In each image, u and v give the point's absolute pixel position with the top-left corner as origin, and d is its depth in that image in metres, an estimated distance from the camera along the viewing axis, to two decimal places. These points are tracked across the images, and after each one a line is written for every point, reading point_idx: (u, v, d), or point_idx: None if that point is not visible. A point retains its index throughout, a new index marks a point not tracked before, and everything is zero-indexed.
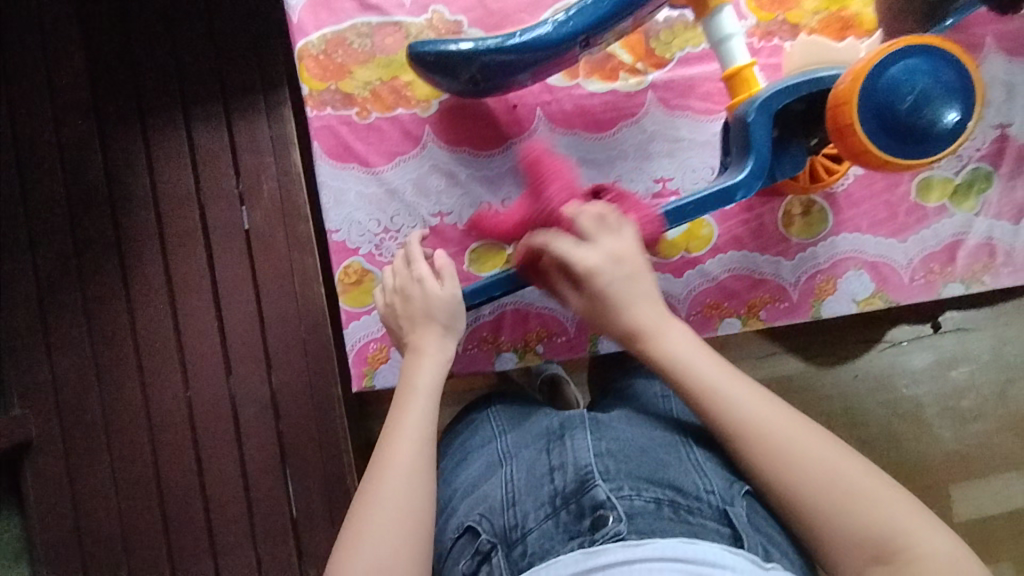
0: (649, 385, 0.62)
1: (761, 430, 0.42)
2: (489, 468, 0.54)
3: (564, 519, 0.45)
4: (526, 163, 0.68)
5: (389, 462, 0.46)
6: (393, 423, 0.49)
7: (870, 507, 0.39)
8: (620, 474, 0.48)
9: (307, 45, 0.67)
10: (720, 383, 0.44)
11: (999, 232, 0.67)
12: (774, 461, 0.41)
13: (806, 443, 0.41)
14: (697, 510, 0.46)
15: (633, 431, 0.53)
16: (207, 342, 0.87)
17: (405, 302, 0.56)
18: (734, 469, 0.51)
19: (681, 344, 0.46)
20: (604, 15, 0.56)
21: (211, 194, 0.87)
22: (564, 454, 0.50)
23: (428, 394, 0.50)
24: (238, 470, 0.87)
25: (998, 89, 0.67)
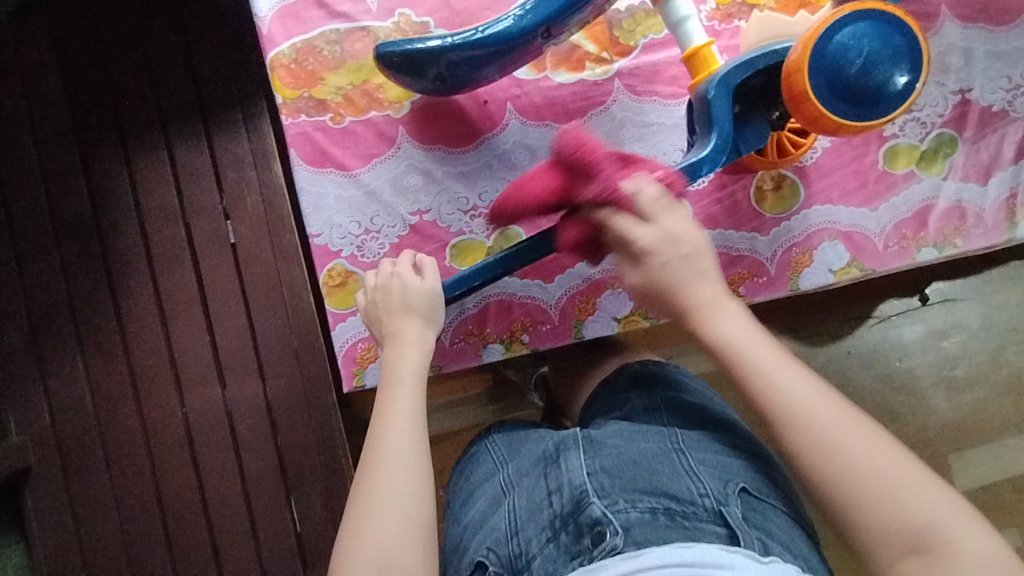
0: (639, 397, 0.58)
1: (796, 409, 0.43)
2: (493, 501, 0.53)
3: (564, 540, 0.46)
4: (500, 157, 0.69)
5: (381, 451, 0.47)
6: (380, 412, 0.49)
7: (911, 498, 0.40)
8: (614, 488, 0.48)
9: (278, 54, 0.68)
10: (765, 365, 0.45)
11: (968, 195, 0.68)
12: (814, 444, 0.42)
13: (842, 430, 0.42)
14: (692, 514, 0.46)
15: (624, 443, 0.51)
16: (200, 356, 0.88)
17: (383, 296, 0.57)
18: (730, 468, 0.50)
19: (731, 326, 0.47)
20: (562, 6, 0.58)
21: (197, 210, 0.88)
22: (559, 476, 0.50)
23: (413, 385, 0.51)
24: (238, 481, 0.88)
25: (956, 55, 0.69)
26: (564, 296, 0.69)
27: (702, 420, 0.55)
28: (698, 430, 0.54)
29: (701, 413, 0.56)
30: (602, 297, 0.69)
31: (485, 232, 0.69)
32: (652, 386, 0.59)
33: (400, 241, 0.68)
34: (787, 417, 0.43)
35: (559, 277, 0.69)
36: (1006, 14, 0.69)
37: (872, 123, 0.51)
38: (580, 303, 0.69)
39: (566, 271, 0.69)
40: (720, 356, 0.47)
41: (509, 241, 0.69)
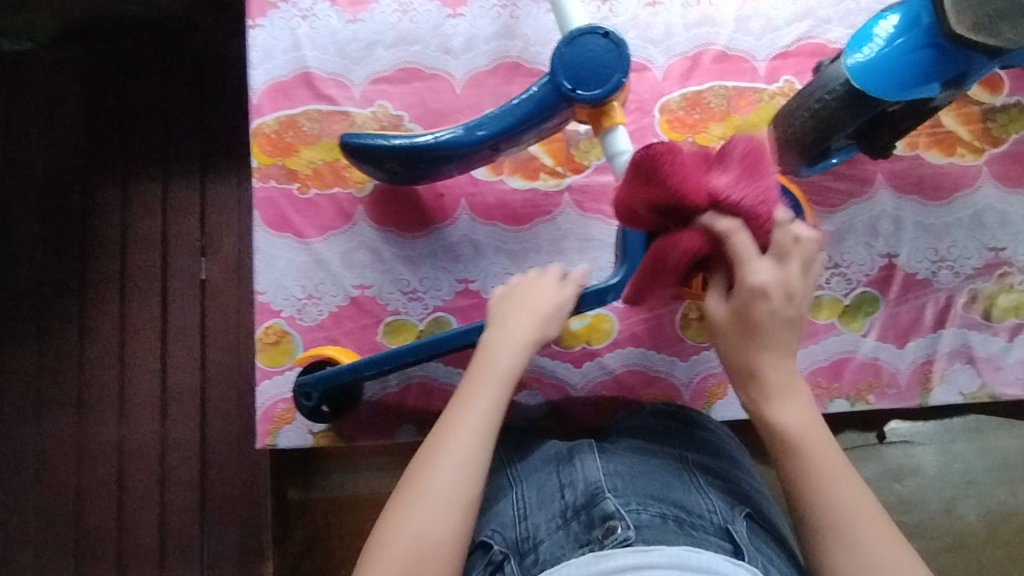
0: (654, 418, 0.65)
1: (841, 520, 0.49)
2: (500, 489, 0.60)
3: (574, 529, 0.53)
4: (446, 247, 0.73)
5: (445, 440, 0.51)
6: (459, 402, 0.53)
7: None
8: (627, 490, 0.55)
9: (262, 124, 0.75)
10: (826, 467, 0.51)
11: (885, 354, 0.71)
12: (851, 556, 0.47)
13: (854, 510, 0.49)
14: (700, 525, 0.53)
15: (638, 457, 0.60)
16: (147, 385, 0.98)
17: (505, 296, 0.62)
18: (732, 496, 0.58)
19: (800, 423, 0.53)
20: (511, 126, 0.62)
21: (177, 245, 1.00)
22: (573, 473, 0.58)
23: (501, 382, 0.54)
24: (156, 501, 0.96)
25: (888, 221, 0.73)
26: None
27: (705, 448, 0.63)
28: (705, 459, 0.62)
29: (711, 447, 0.63)
30: (519, 395, 0.71)
31: (419, 315, 0.72)
32: (668, 416, 0.66)
33: (339, 311, 0.72)
34: (834, 525, 0.49)
35: None
36: (939, 190, 0.73)
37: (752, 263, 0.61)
38: None
39: None
40: (786, 443, 0.52)
41: (440, 327, 0.72)
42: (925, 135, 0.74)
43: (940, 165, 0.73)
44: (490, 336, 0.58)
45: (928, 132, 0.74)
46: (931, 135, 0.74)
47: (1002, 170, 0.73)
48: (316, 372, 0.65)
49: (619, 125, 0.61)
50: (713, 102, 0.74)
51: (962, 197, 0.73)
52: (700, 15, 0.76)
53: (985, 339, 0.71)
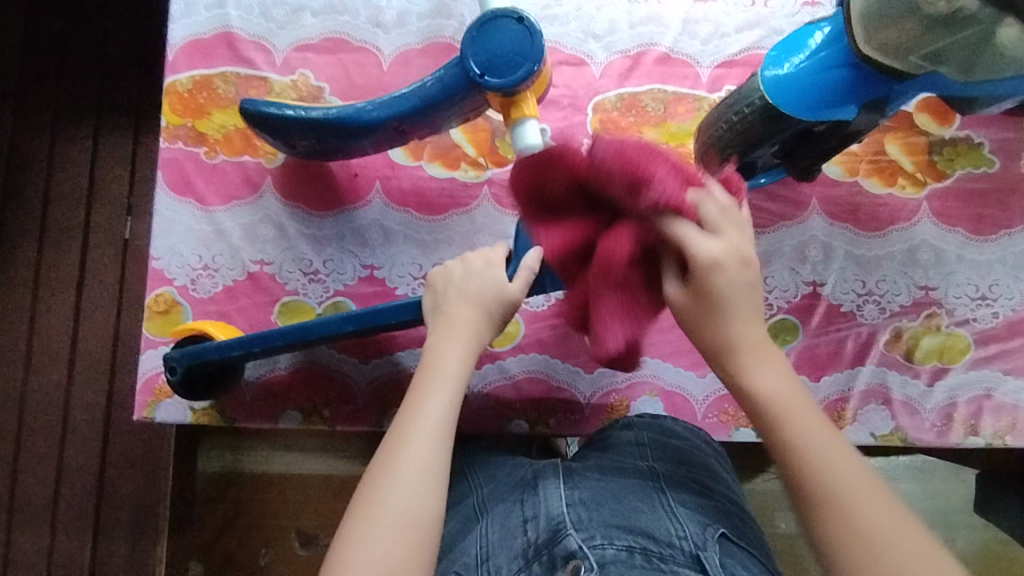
0: (627, 433, 0.61)
1: (836, 493, 0.42)
2: (466, 523, 0.55)
3: (536, 571, 0.48)
4: (355, 230, 0.70)
5: (399, 451, 0.45)
6: (409, 407, 0.47)
7: (883, 516, 0.41)
8: (592, 522, 0.49)
9: (175, 82, 0.71)
10: (811, 428, 0.44)
11: (798, 386, 0.67)
12: (845, 529, 0.41)
13: (830, 448, 0.43)
14: (669, 557, 0.47)
15: (605, 478, 0.54)
16: (58, 339, 0.93)
17: (446, 279, 0.54)
18: (708, 513, 0.51)
19: (777, 384, 0.46)
20: (416, 108, 0.59)
21: (102, 199, 0.96)
22: (537, 505, 0.52)
23: (451, 382, 0.48)
24: (53, 462, 0.91)
25: (817, 248, 0.69)
26: (375, 380, 0.68)
27: (688, 463, 0.58)
28: (684, 473, 0.56)
29: (688, 458, 0.58)
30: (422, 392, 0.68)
31: (318, 297, 0.69)
32: (644, 428, 0.61)
33: (234, 286, 0.69)
34: (829, 497, 0.42)
35: (375, 360, 0.68)
36: (875, 221, 0.70)
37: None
38: (389, 391, 0.68)
39: (383, 356, 0.68)
40: (769, 411, 0.45)
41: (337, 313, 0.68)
42: (866, 163, 0.71)
43: (879, 195, 0.70)
44: (436, 332, 0.51)
45: (870, 159, 0.71)
46: (873, 162, 0.71)
47: (943, 206, 0.70)
48: (184, 347, 0.63)
49: (529, 118, 0.58)
50: (649, 105, 0.71)
51: (898, 231, 0.70)
52: (647, 13, 0.73)
53: (904, 381, 0.68)
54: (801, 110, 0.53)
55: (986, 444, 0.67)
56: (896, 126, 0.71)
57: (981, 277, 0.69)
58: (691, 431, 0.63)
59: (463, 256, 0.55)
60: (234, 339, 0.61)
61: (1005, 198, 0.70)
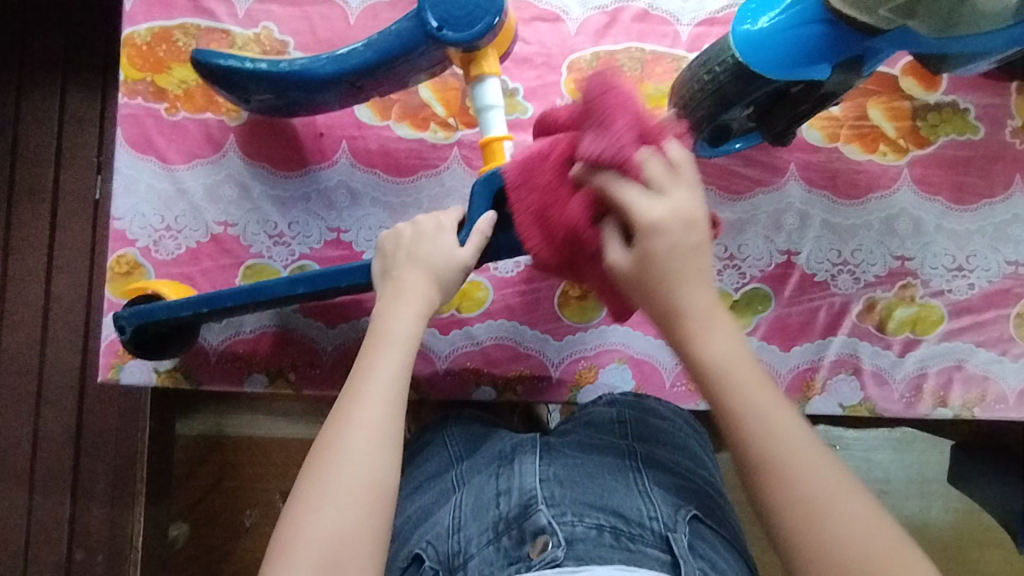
0: (606, 409, 0.60)
1: (775, 456, 0.42)
2: (441, 494, 0.54)
3: (505, 544, 0.47)
4: (320, 191, 0.68)
5: (350, 415, 0.45)
6: (361, 372, 0.47)
7: (813, 474, 0.41)
8: (565, 499, 0.48)
9: (133, 34, 0.68)
10: (756, 393, 0.44)
11: (768, 355, 0.67)
12: (783, 489, 0.41)
13: (773, 412, 0.43)
14: (638, 536, 0.46)
15: (583, 455, 0.53)
16: (30, 300, 0.92)
17: (395, 243, 0.54)
18: (680, 494, 0.50)
19: (722, 347, 0.46)
20: (370, 63, 0.60)
21: (70, 158, 0.93)
22: (511, 479, 0.50)
23: (401, 346, 0.48)
24: (29, 423, 0.90)
25: (793, 216, 0.68)
26: (341, 345, 0.67)
27: (666, 442, 0.57)
28: (663, 453, 0.55)
29: (668, 437, 0.58)
30: None
31: (283, 260, 0.67)
32: (626, 406, 0.60)
33: (197, 247, 0.67)
34: (766, 460, 0.42)
35: (341, 325, 0.67)
36: (853, 188, 0.68)
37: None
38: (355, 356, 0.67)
39: (349, 321, 0.67)
40: (713, 368, 0.45)
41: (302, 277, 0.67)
42: (846, 128, 0.69)
43: (859, 161, 0.68)
44: (386, 298, 0.51)
45: (851, 124, 0.69)
46: (854, 127, 0.69)
47: (923, 174, 0.68)
48: (135, 306, 0.61)
49: (490, 75, 0.59)
50: (625, 65, 0.68)
51: (877, 199, 0.68)
52: None
53: (874, 351, 0.67)
54: (775, 69, 0.52)
55: (954, 415, 0.67)
56: (880, 90, 0.69)
57: (958, 247, 0.68)
58: (676, 410, 0.62)
59: (414, 220, 0.55)
60: (187, 299, 0.60)
61: (987, 166, 0.68)
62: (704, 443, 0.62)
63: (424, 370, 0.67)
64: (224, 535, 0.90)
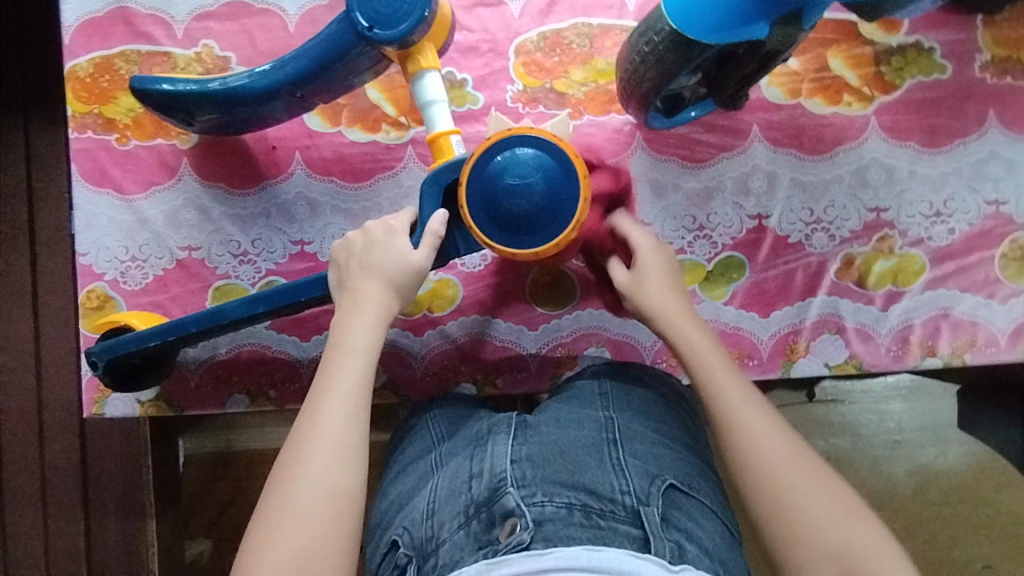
0: (589, 383, 0.59)
1: (739, 422, 0.48)
2: (420, 479, 0.53)
3: (475, 528, 0.45)
4: (280, 206, 0.67)
5: (320, 428, 0.44)
6: (325, 381, 0.46)
7: (770, 449, 0.47)
8: (535, 479, 0.47)
9: (75, 67, 0.67)
10: (724, 378, 0.51)
11: (748, 323, 0.66)
12: (740, 457, 0.47)
13: (741, 398, 0.50)
14: (609, 513, 0.46)
15: (558, 432, 0.52)
16: (20, 342, 0.91)
17: (348, 252, 0.54)
18: (655, 464, 0.50)
19: (699, 348, 0.53)
20: (310, 70, 0.59)
21: (43, 196, 0.91)
22: (483, 461, 0.49)
23: (362, 355, 0.48)
24: (34, 463, 0.91)
25: (760, 178, 0.66)
26: (318, 356, 0.67)
27: (649, 411, 0.56)
28: (642, 423, 0.54)
29: (647, 405, 0.57)
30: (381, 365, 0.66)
31: (250, 279, 0.67)
32: (607, 376, 0.60)
33: (164, 275, 0.67)
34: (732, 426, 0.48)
35: (315, 337, 0.67)
36: (820, 143, 0.66)
37: (514, 255, 0.51)
38: None
39: (323, 332, 0.67)
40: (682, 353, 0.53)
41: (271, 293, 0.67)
42: (808, 82, 0.67)
43: (824, 115, 0.66)
44: (345, 309, 0.51)
45: (812, 77, 0.67)
46: (816, 80, 0.67)
47: (892, 120, 0.66)
48: (104, 341, 0.61)
49: (429, 70, 0.58)
50: (573, 42, 0.67)
51: (846, 151, 0.66)
52: None
53: (857, 308, 0.66)
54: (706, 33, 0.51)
55: (945, 364, 0.65)
56: (840, 38, 0.67)
57: (935, 192, 0.66)
58: (661, 377, 0.62)
59: (365, 226, 0.54)
60: (152, 329, 0.60)
61: (958, 106, 0.66)
62: (688, 407, 0.61)
63: (402, 373, 0.66)
64: None
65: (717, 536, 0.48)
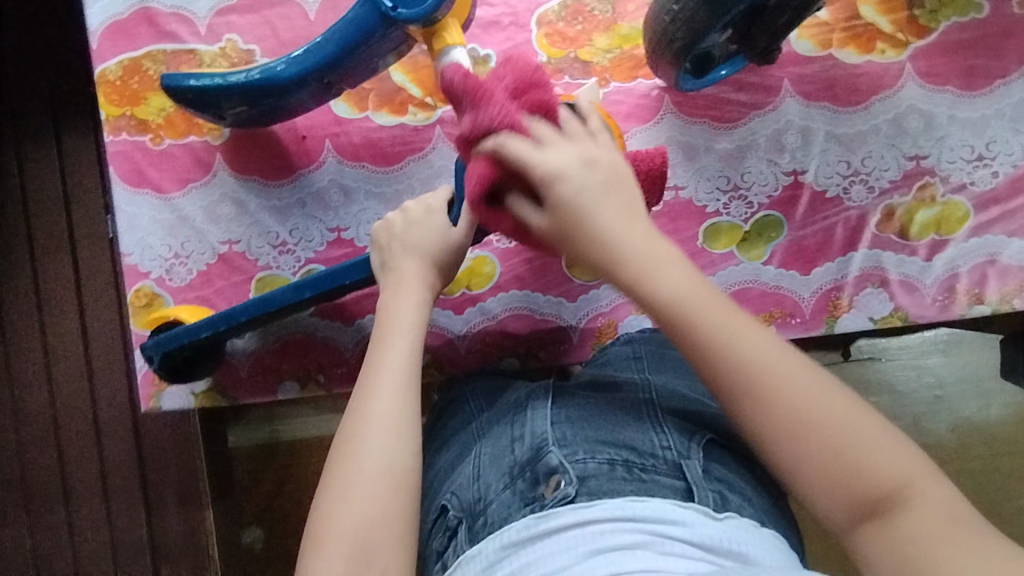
0: (622, 347, 0.60)
1: (752, 375, 0.40)
2: (462, 447, 0.55)
3: (521, 487, 0.47)
4: (314, 194, 0.68)
5: (366, 402, 0.46)
6: (374, 360, 0.48)
7: (789, 389, 0.40)
8: (576, 438, 0.48)
9: (105, 71, 0.69)
10: (718, 323, 0.42)
11: (788, 281, 0.65)
12: (770, 415, 0.40)
13: (737, 335, 0.41)
14: (651, 467, 0.47)
15: (596, 394, 0.53)
16: (71, 345, 0.93)
17: (389, 233, 0.55)
18: (693, 421, 0.51)
19: (678, 281, 0.43)
20: (334, 55, 0.59)
21: (79, 202, 0.93)
22: (524, 425, 0.51)
23: (412, 331, 0.49)
24: (95, 460, 0.94)
25: (794, 134, 0.65)
26: (361, 340, 0.68)
27: (691, 371, 0.56)
28: (678, 381, 0.55)
29: (683, 363, 0.57)
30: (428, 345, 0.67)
31: (291, 268, 0.68)
32: (643, 342, 0.60)
33: (207, 270, 0.68)
34: (746, 385, 0.40)
35: (358, 322, 0.68)
36: (854, 94, 0.65)
37: None
38: None
39: (365, 316, 0.68)
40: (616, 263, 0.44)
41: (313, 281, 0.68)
42: (839, 31, 0.65)
43: (857, 64, 0.65)
44: (389, 287, 0.52)
45: (843, 26, 0.65)
46: (846, 29, 0.65)
47: (928, 65, 0.64)
48: (156, 336, 0.63)
49: (454, 46, 0.58)
50: (596, 9, 0.66)
51: (882, 100, 0.65)
52: None
53: (900, 259, 0.65)
54: None
55: (993, 311, 0.64)
56: None
57: (976, 135, 0.64)
58: None
59: (403, 206, 0.55)
60: (203, 320, 0.62)
61: (996, 45, 0.64)
62: None
63: (445, 352, 0.67)
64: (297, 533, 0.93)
65: (758, 483, 0.50)
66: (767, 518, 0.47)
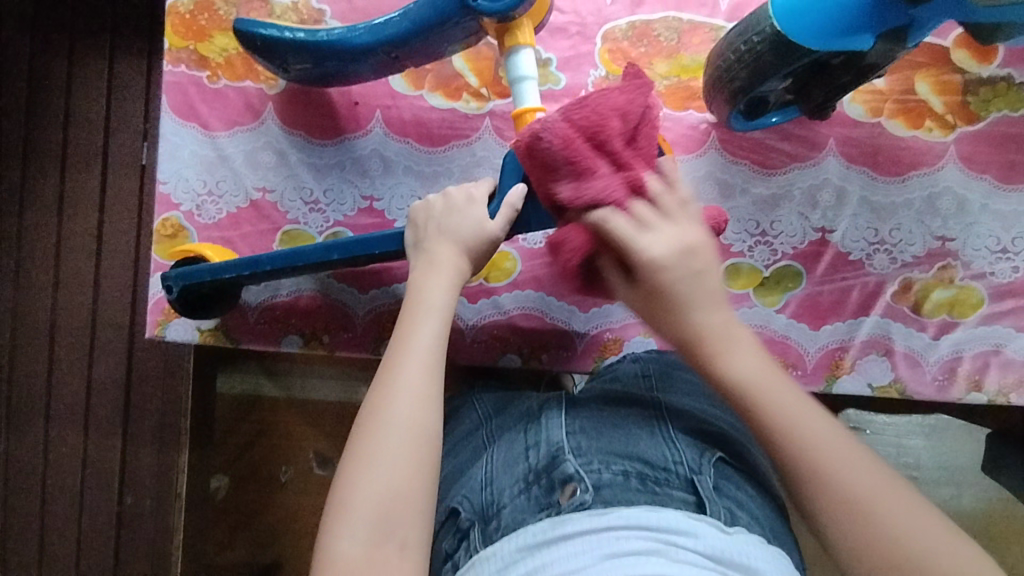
0: (631, 365, 0.61)
1: (813, 455, 0.43)
2: (474, 453, 0.56)
3: (535, 493, 0.48)
4: (355, 159, 0.69)
5: (393, 375, 0.47)
6: (401, 337, 0.49)
7: (846, 469, 0.42)
8: (590, 449, 0.50)
9: (177, 3, 0.70)
10: (788, 404, 0.45)
11: (797, 333, 0.66)
12: (832, 493, 0.42)
13: (798, 412, 0.45)
14: (664, 480, 0.48)
15: (608, 410, 0.54)
16: (82, 260, 0.94)
17: (426, 214, 0.56)
18: (704, 438, 0.52)
19: (748, 366, 0.46)
20: (406, 33, 0.60)
21: (119, 124, 0.94)
22: (538, 433, 0.52)
23: (439, 312, 0.50)
24: (82, 377, 0.94)
25: (830, 193, 0.66)
26: (372, 309, 0.69)
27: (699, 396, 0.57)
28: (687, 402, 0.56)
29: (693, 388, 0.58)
30: None
31: (318, 227, 0.69)
32: (651, 360, 0.61)
33: (237, 213, 0.69)
34: (808, 460, 0.43)
35: (373, 291, 0.69)
36: (895, 165, 0.66)
37: None
38: (386, 321, 0.69)
39: (381, 287, 0.69)
40: (691, 342, 0.48)
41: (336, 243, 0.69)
42: (891, 103, 0.67)
43: (903, 137, 0.66)
44: (419, 268, 0.53)
45: (896, 98, 0.67)
46: (899, 102, 0.67)
47: (971, 151, 0.66)
48: (180, 268, 0.65)
49: (523, 46, 0.59)
50: (662, 35, 0.67)
51: (920, 176, 0.66)
52: None
53: (909, 333, 0.66)
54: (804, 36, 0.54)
55: (989, 400, 0.65)
56: (929, 62, 0.67)
57: (1004, 228, 0.65)
58: None
59: (445, 192, 0.57)
60: (228, 262, 0.63)
61: None
62: None
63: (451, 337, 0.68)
64: (265, 488, 0.93)
65: (771, 511, 0.51)
66: (775, 540, 0.48)
